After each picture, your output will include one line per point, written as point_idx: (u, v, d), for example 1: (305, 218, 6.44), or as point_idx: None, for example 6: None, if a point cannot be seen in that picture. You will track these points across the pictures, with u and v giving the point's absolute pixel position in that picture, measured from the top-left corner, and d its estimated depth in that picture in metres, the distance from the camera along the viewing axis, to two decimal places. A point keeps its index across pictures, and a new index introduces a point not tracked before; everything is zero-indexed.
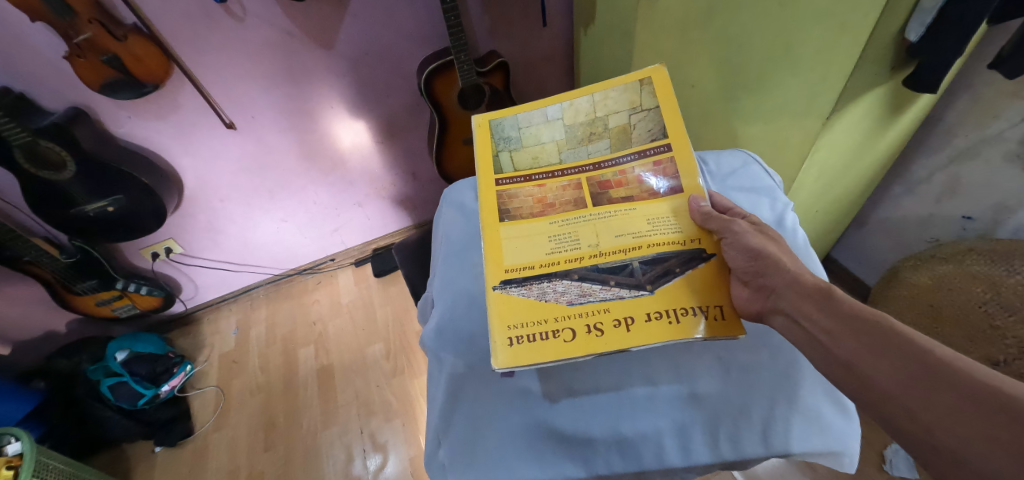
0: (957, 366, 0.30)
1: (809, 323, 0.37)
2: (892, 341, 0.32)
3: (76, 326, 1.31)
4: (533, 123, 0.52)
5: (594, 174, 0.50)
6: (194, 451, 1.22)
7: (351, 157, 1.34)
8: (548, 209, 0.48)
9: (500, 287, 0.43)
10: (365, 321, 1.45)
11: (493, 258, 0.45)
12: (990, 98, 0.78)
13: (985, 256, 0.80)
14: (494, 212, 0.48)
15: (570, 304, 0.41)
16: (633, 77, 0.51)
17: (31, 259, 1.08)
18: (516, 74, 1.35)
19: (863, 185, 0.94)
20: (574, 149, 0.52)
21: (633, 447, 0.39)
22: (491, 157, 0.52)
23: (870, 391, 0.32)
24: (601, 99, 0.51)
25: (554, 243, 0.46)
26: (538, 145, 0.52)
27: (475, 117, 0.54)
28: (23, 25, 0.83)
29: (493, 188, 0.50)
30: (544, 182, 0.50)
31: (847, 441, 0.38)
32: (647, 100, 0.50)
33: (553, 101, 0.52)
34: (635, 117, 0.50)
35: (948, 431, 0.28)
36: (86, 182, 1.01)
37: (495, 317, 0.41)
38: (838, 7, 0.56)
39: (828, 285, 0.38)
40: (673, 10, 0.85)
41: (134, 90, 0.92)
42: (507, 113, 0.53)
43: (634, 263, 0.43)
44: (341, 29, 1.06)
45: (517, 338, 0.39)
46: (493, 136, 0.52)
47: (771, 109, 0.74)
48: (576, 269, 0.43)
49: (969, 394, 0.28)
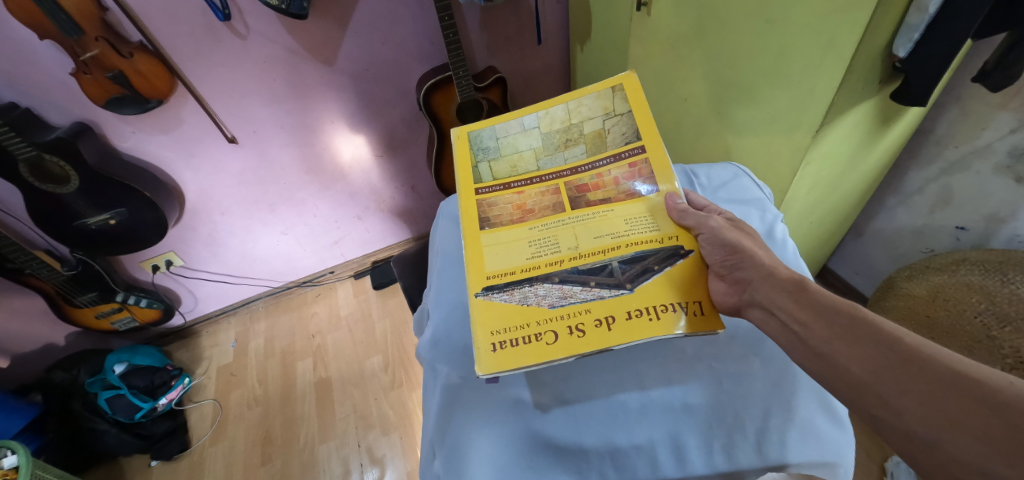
0: (926, 352, 0.31)
1: (785, 315, 0.38)
2: (862, 330, 0.34)
3: (75, 339, 1.31)
4: (509, 133, 0.54)
5: (572, 178, 0.51)
6: (190, 464, 1.21)
7: (352, 171, 1.36)
8: (528, 215, 0.49)
9: (482, 294, 0.43)
10: (364, 334, 1.45)
11: (475, 265, 0.46)
12: (977, 110, 0.80)
13: (979, 265, 0.81)
14: (475, 221, 0.49)
15: (551, 307, 0.41)
16: (605, 85, 0.53)
17: (31, 271, 1.09)
18: (514, 89, 1.37)
19: (856, 195, 0.95)
20: (552, 155, 0.53)
21: (627, 458, 0.39)
22: (470, 168, 0.53)
23: (846, 380, 0.33)
24: (575, 106, 0.53)
25: (534, 248, 0.46)
26: (516, 153, 0.54)
27: (453, 130, 0.55)
28: (32, 43, 0.85)
29: (473, 198, 0.51)
30: (524, 189, 0.51)
31: (842, 451, 0.38)
32: (620, 105, 0.52)
33: (528, 111, 0.54)
34: (608, 122, 0.52)
35: (919, 417, 0.29)
36: (89, 196, 1.03)
37: (477, 323, 0.41)
38: (824, 21, 0.58)
39: (802, 279, 0.39)
40: (664, 27, 0.87)
41: (138, 105, 0.94)
42: (484, 125, 0.54)
43: (613, 263, 0.43)
44: (342, 46, 1.09)
45: (499, 344, 0.39)
46: (471, 147, 0.54)
47: (761, 121, 0.76)
48: (557, 272, 0.44)
49: (938, 379, 0.29)
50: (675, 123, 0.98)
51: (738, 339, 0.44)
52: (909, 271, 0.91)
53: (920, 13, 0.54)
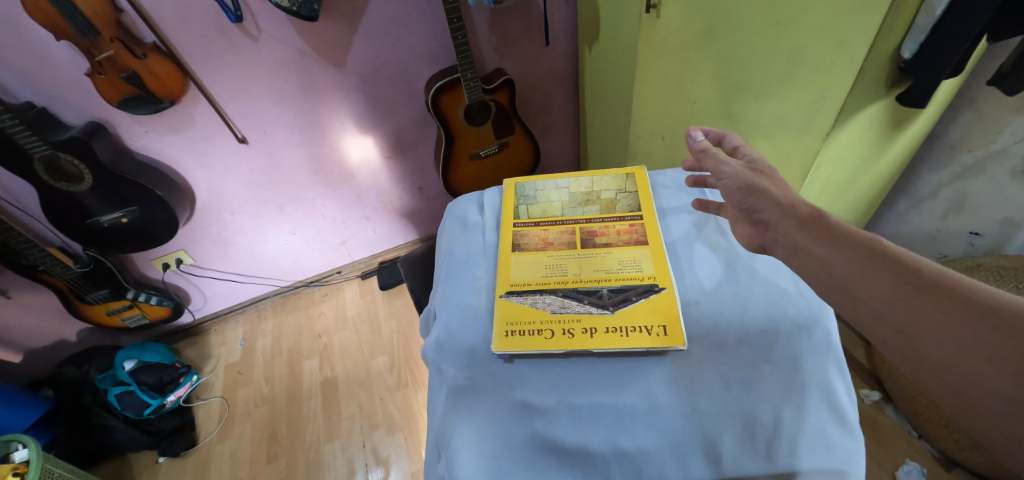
0: (945, 280, 0.30)
1: (806, 253, 0.37)
2: (883, 259, 0.33)
3: (87, 335, 1.33)
4: (546, 189, 0.63)
5: (587, 225, 0.57)
6: (196, 461, 1.21)
7: (360, 172, 1.37)
8: (549, 246, 0.55)
9: (505, 296, 0.50)
10: (370, 334, 1.45)
11: (502, 274, 0.52)
12: (992, 114, 0.79)
13: (995, 271, 0.82)
14: (508, 244, 0.56)
15: (553, 312, 0.48)
16: (622, 171, 0.63)
17: (45, 268, 1.11)
18: (522, 91, 1.38)
19: (868, 199, 0.94)
20: (575, 207, 0.60)
21: (633, 463, 0.38)
22: (511, 207, 0.61)
23: (863, 311, 0.33)
24: (597, 181, 0.62)
25: (548, 270, 0.52)
26: (548, 202, 0.61)
27: (506, 180, 0.65)
28: (48, 43, 0.87)
29: (510, 228, 0.58)
30: (549, 228, 0.58)
31: (853, 460, 0.37)
32: (632, 187, 0.60)
33: (564, 176, 0.64)
34: (621, 195, 0.59)
35: (931, 342, 0.29)
36: (102, 195, 1.04)
37: (497, 316, 0.48)
38: (837, 24, 0.58)
39: (821, 211, 0.39)
40: (674, 30, 0.87)
41: (151, 105, 0.95)
42: (529, 179, 0.64)
43: (604, 289, 0.49)
44: (352, 47, 1.10)
45: (512, 330, 0.46)
46: (516, 194, 0.63)
47: (771, 123, 0.75)
48: (561, 288, 0.50)
49: (956, 305, 0.29)
50: (684, 125, 0.97)
51: (747, 343, 0.42)
52: None
53: (928, 15, 0.55)
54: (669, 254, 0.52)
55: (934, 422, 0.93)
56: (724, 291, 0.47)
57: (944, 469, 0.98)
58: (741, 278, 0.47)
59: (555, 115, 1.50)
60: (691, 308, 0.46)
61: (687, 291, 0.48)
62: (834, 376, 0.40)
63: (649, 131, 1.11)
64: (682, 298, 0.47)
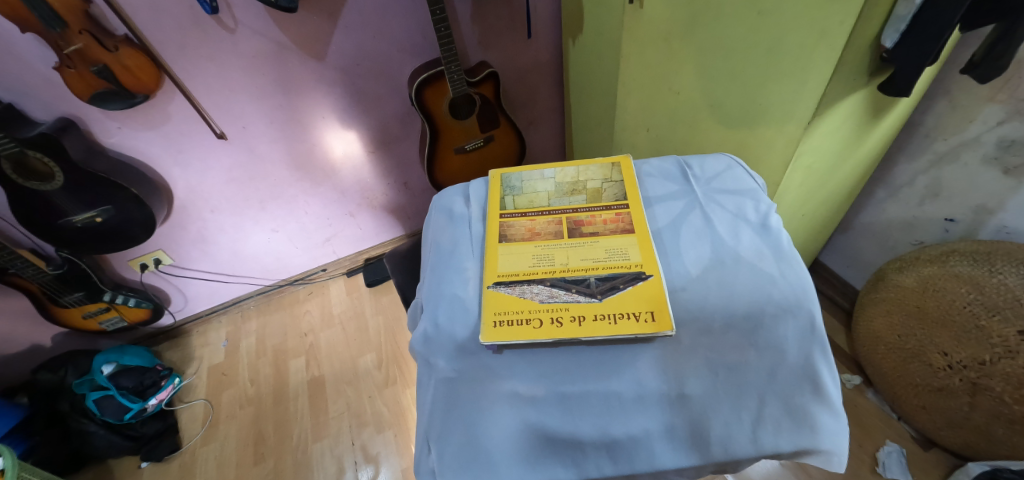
0: None
1: None
2: None
3: (62, 339, 1.29)
4: (532, 179, 0.62)
5: (573, 215, 0.57)
6: (181, 465, 1.19)
7: (343, 168, 1.35)
8: (536, 236, 0.55)
9: (493, 286, 0.50)
10: (357, 331, 1.44)
11: (489, 265, 0.52)
12: (965, 102, 0.82)
13: (968, 256, 0.85)
14: (495, 236, 0.55)
15: (540, 301, 0.47)
16: (607, 160, 0.62)
17: (16, 271, 1.06)
18: (507, 84, 1.37)
19: (847, 188, 0.96)
20: (561, 197, 0.60)
21: (623, 448, 0.39)
22: (498, 199, 0.60)
23: None
24: (583, 170, 0.61)
25: (536, 259, 0.52)
26: (534, 193, 0.61)
27: (490, 172, 0.64)
28: (13, 35, 0.83)
29: (497, 220, 0.58)
30: (536, 218, 0.57)
31: (835, 439, 0.39)
32: (617, 175, 0.60)
33: (549, 166, 0.63)
34: (607, 184, 0.59)
35: None
36: (74, 194, 1.00)
37: (484, 307, 0.47)
38: (816, 13, 0.58)
39: None
40: (658, 21, 0.87)
41: (124, 100, 0.92)
42: (514, 170, 0.63)
43: (591, 278, 0.49)
44: (332, 41, 1.08)
45: (500, 321, 0.45)
46: (501, 185, 0.62)
47: (753, 113, 0.76)
48: (549, 278, 0.50)
49: None
50: (668, 118, 0.98)
51: (735, 328, 0.42)
52: (900, 263, 0.97)
53: (908, 4, 0.54)
54: (655, 242, 0.52)
55: (912, 404, 0.96)
56: (710, 276, 0.47)
57: (922, 449, 1.02)
58: (728, 264, 0.47)
59: (540, 109, 1.50)
60: (678, 294, 0.46)
61: (675, 279, 0.47)
62: (818, 359, 0.41)
63: (634, 123, 1.11)
64: (670, 285, 0.47)
